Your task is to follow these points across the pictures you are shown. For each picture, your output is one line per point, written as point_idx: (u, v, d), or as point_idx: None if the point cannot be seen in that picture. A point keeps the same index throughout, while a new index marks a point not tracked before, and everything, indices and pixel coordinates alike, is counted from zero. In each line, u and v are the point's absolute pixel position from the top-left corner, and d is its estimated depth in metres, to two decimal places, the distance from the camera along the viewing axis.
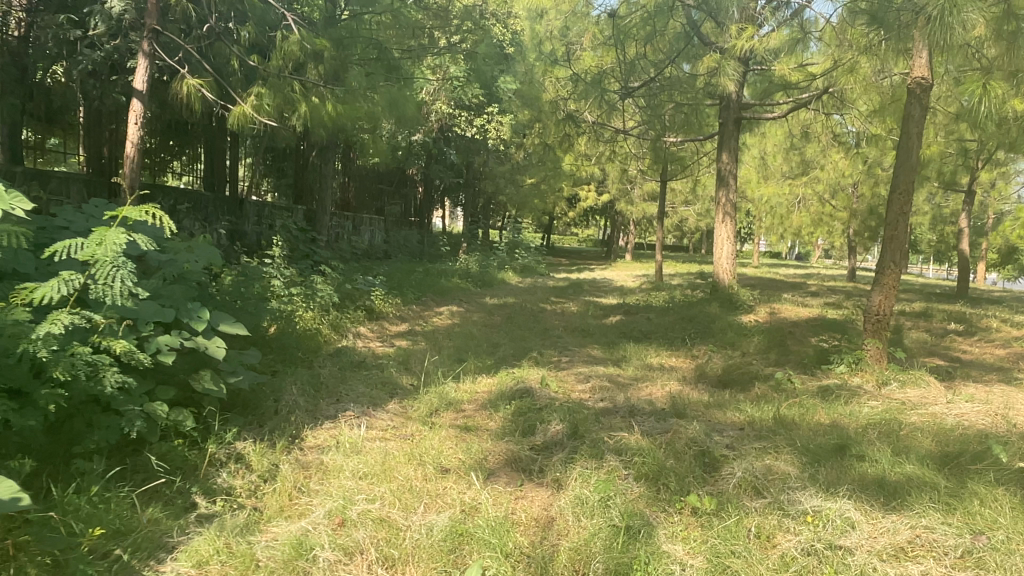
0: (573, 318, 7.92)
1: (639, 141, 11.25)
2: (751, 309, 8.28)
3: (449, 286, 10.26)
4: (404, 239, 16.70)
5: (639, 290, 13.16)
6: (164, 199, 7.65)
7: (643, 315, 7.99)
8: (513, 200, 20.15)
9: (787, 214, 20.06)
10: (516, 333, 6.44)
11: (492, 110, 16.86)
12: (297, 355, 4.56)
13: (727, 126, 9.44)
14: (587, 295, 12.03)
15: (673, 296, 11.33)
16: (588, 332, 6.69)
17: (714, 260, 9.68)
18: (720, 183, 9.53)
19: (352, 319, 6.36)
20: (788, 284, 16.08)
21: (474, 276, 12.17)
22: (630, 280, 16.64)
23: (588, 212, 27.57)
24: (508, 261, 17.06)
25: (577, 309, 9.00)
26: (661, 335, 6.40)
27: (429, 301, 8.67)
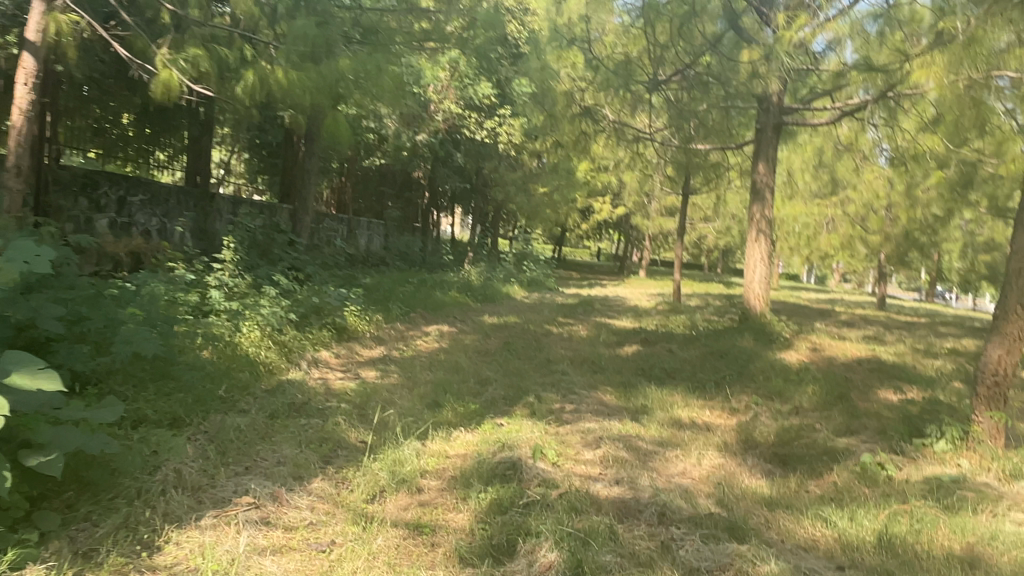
0: (582, 346, 6.76)
1: (663, 148, 10.14)
2: (790, 344, 7.08)
3: (444, 301, 9.13)
4: (404, 246, 15.60)
5: (656, 313, 11.96)
6: (111, 189, 6.56)
7: (664, 346, 6.81)
8: (523, 209, 19.05)
9: (814, 236, 18.83)
10: (513, 366, 5.30)
11: (504, 112, 15.78)
12: (214, 395, 3.47)
13: (766, 132, 8.25)
14: (599, 316, 10.88)
15: (694, 321, 10.16)
16: (599, 368, 5.53)
17: (744, 284, 8.45)
18: (755, 196, 8.33)
19: (313, 341, 5.25)
20: (816, 310, 14.88)
21: (475, 289, 11.05)
22: (645, 300, 15.48)
23: (602, 226, 26.45)
24: (515, 273, 15.93)
25: (586, 334, 7.84)
26: (688, 376, 5.21)
27: (418, 319, 7.54)
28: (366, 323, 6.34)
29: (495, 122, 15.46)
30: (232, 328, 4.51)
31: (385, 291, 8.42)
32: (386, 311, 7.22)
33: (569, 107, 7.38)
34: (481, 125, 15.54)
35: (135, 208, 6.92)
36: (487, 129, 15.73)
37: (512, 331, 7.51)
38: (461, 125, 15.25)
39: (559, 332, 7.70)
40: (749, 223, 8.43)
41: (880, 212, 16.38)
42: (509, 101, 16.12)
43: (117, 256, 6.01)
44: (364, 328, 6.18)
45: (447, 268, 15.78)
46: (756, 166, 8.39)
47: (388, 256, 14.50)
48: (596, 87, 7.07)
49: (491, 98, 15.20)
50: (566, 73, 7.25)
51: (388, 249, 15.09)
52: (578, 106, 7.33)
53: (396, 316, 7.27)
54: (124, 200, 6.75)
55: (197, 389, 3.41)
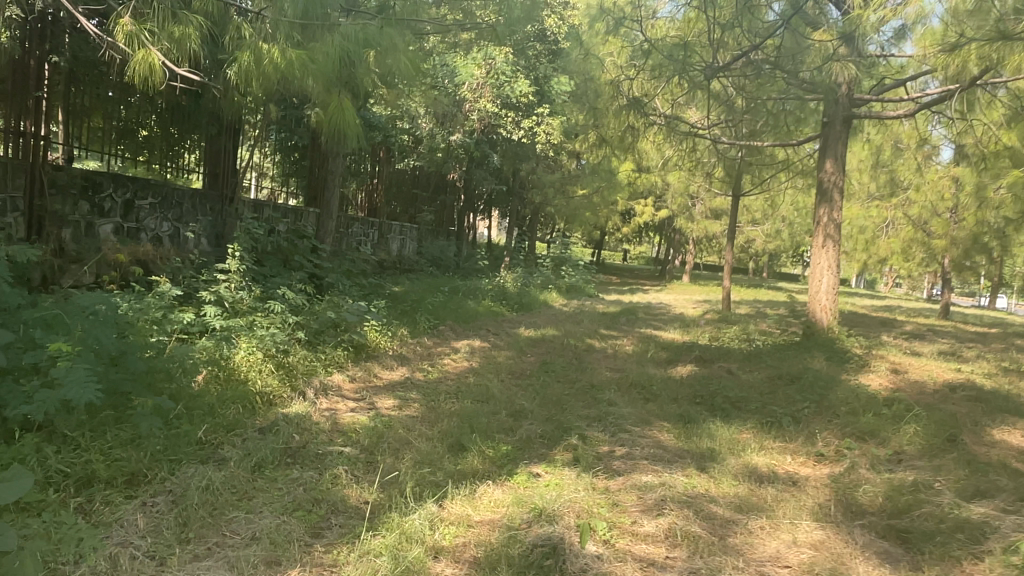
0: (629, 366, 6.02)
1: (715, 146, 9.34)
2: (867, 365, 6.24)
3: (477, 312, 8.47)
4: (438, 250, 15.03)
5: (705, 323, 11.11)
6: (116, 192, 6.07)
7: (722, 366, 6.02)
8: (562, 212, 18.33)
9: (872, 239, 17.70)
10: (552, 393, 4.60)
11: (543, 111, 15.08)
12: (189, 440, 2.85)
13: (834, 126, 7.37)
14: (643, 327, 10.09)
15: (749, 335, 9.32)
16: (651, 396, 4.78)
17: (808, 293, 7.56)
18: (820, 197, 7.44)
19: (325, 363, 4.63)
20: (878, 320, 13.84)
21: (510, 297, 10.37)
22: (690, 308, 14.65)
23: (643, 229, 25.60)
24: (553, 279, 15.23)
25: (633, 349, 7.09)
26: (758, 409, 4.43)
27: (448, 331, 6.90)
28: (388, 339, 5.72)
29: (533, 121, 14.79)
30: (228, 350, 3.91)
31: (413, 300, 7.82)
32: (412, 324, 6.59)
33: (616, 99, 6.65)
34: (518, 124, 14.88)
35: (144, 212, 6.42)
36: (524, 129, 15.04)
37: (550, 346, 6.80)
38: (498, 124, 14.61)
39: (602, 348, 6.97)
40: (815, 228, 7.51)
41: (946, 215, 15.22)
42: (547, 99, 15.42)
43: (119, 265, 5.50)
44: (385, 345, 5.54)
45: (482, 273, 15.16)
46: (821, 164, 7.54)
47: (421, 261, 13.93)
48: (646, 75, 6.34)
49: (528, 96, 14.53)
50: (614, 60, 6.53)
51: (421, 253, 14.50)
52: (626, 97, 6.59)
53: (424, 330, 6.64)
54: (131, 204, 6.26)
55: (168, 433, 2.80)
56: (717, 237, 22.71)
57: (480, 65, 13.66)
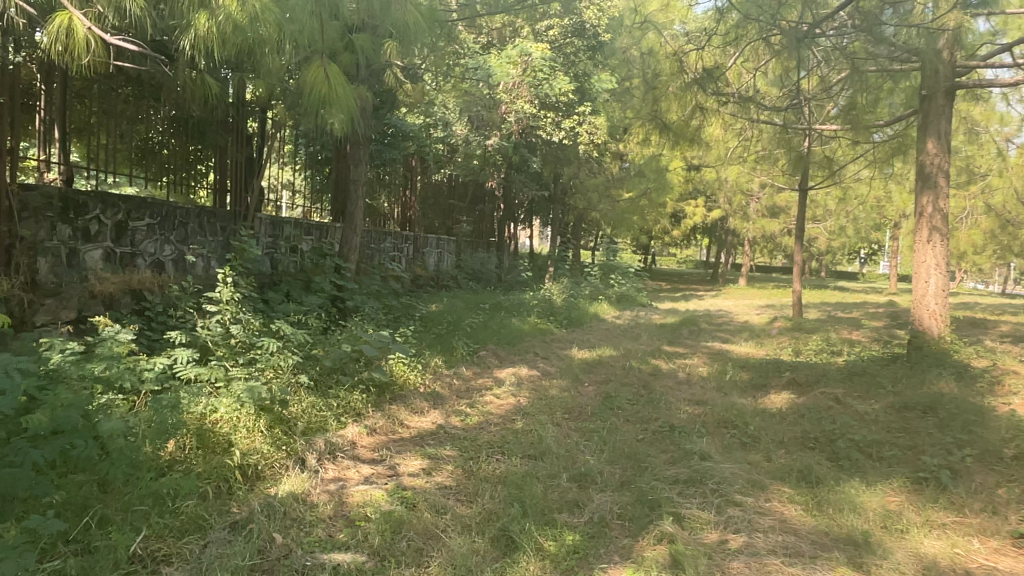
0: (709, 395, 4.98)
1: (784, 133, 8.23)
2: (1005, 384, 5.04)
3: (523, 331, 7.50)
4: (478, 263, 14.15)
5: (777, 333, 9.94)
6: (107, 214, 5.35)
7: (826, 394, 4.89)
8: (608, 217, 17.29)
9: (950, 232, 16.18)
10: (622, 443, 3.59)
11: (584, 109, 14.11)
12: (113, 558, 2.01)
13: (935, 99, 6.14)
14: (709, 340, 8.98)
15: (834, 347, 8.15)
16: (751, 441, 3.74)
17: (912, 297, 6.38)
18: (922, 184, 6.23)
19: (337, 411, 3.74)
20: (969, 320, 12.41)
21: (558, 311, 9.39)
22: (754, 314, 13.45)
23: (693, 231, 24.38)
24: (602, 289, 14.20)
25: (707, 372, 6.02)
26: (898, 461, 3.34)
27: (491, 358, 5.93)
28: (419, 373, 4.81)
29: (574, 121, 13.84)
30: (205, 408, 3.09)
31: (450, 321, 6.89)
32: (447, 352, 5.66)
33: (678, 76, 5.75)
34: (558, 126, 13.95)
35: (141, 235, 5.69)
36: (565, 130, 14.07)
37: (610, 372, 5.78)
38: (537, 127, 13.70)
39: (671, 371, 5.94)
40: (918, 220, 6.31)
41: None
42: (588, 98, 14.47)
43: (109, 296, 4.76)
44: (414, 381, 4.64)
45: (526, 286, 14.23)
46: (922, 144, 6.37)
47: (460, 276, 13.06)
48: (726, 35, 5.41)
49: (568, 95, 13.60)
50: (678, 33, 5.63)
51: (460, 267, 13.59)
52: (691, 72, 5.69)
53: (462, 358, 5.70)
54: (124, 226, 5.52)
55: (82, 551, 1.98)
56: (774, 237, 21.33)
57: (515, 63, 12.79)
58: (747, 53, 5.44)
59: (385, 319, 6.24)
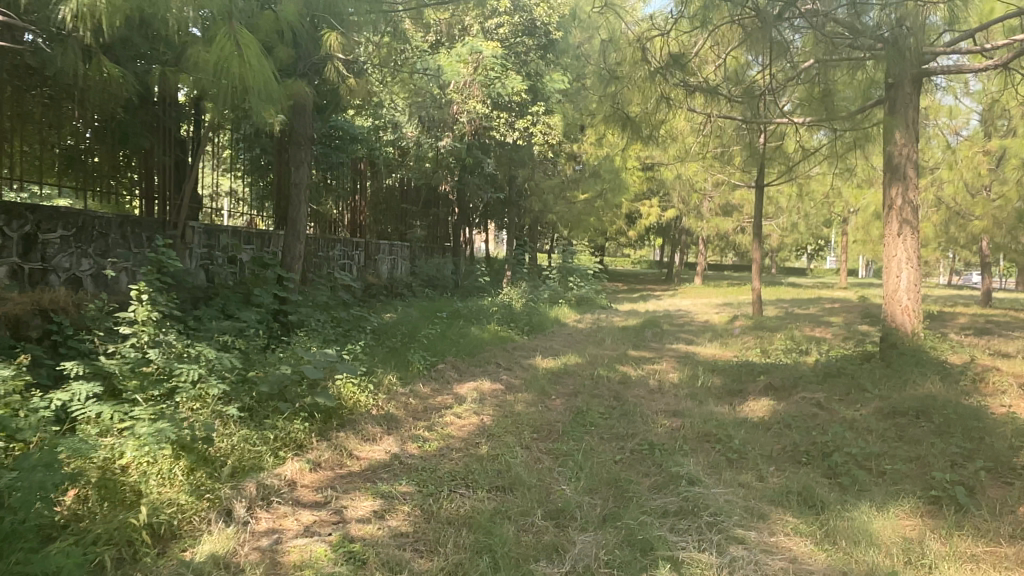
0: (685, 404, 4.65)
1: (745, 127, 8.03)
2: (988, 381, 4.84)
3: (482, 341, 7.09)
4: (433, 269, 13.69)
5: (740, 332, 9.76)
6: (11, 226, 4.76)
7: (807, 398, 4.61)
8: (564, 218, 17.00)
9: None
10: (601, 467, 3.22)
11: (537, 109, 13.81)
12: None
13: (902, 87, 5.96)
14: (675, 343, 8.71)
15: (802, 346, 7.95)
16: (739, 457, 3.42)
17: (883, 293, 6.19)
18: (891, 176, 6.05)
19: (274, 445, 3.29)
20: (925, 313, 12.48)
21: (518, 318, 9.01)
22: (714, 313, 13.31)
23: (648, 231, 24.32)
24: (560, 292, 13.89)
25: (679, 378, 5.71)
26: (903, 476, 3.04)
27: (449, 372, 5.50)
28: (370, 394, 4.35)
29: (527, 121, 13.52)
30: (109, 454, 2.63)
31: (404, 332, 6.44)
32: (402, 367, 5.20)
33: (642, 64, 5.57)
34: (512, 126, 13.61)
35: (54, 248, 5.11)
36: (518, 130, 13.72)
37: (578, 382, 5.42)
38: (490, 127, 13.34)
39: (641, 379, 5.61)
40: (887, 213, 6.13)
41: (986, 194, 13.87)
42: (541, 98, 14.18)
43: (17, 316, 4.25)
44: (365, 403, 4.18)
45: (483, 291, 13.82)
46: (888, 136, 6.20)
47: (415, 283, 12.58)
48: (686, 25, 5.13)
49: (521, 94, 13.28)
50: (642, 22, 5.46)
51: (414, 274, 13.10)
52: (655, 61, 5.50)
53: (419, 374, 5.26)
54: (33, 238, 4.93)
55: None
56: (729, 235, 21.39)
57: (465, 62, 12.40)
58: (718, 33, 5.31)
59: (332, 333, 5.75)
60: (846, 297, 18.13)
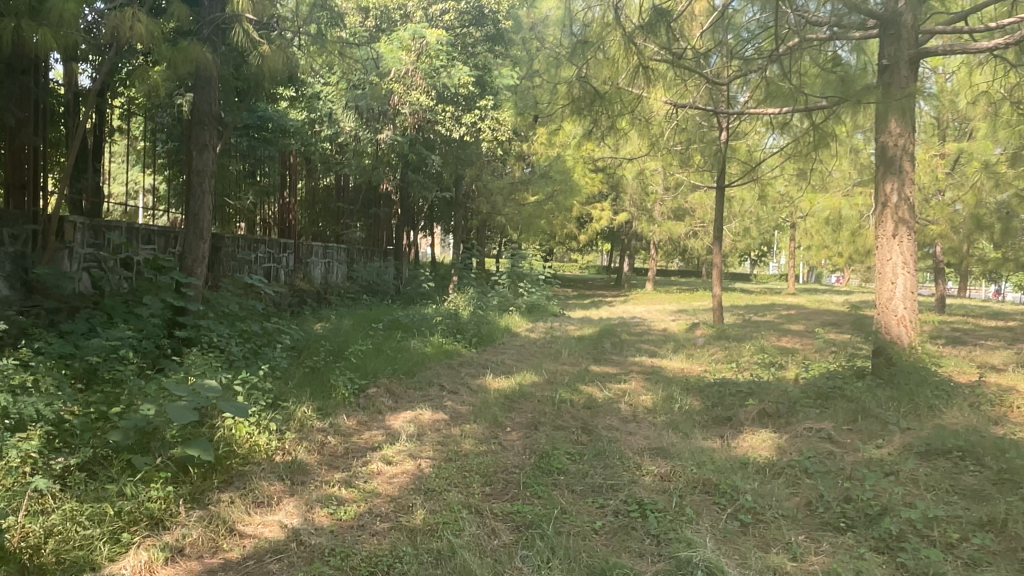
0: (670, 437, 3.83)
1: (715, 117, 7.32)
2: (1012, 406, 4.18)
3: (425, 356, 6.15)
4: (374, 273, 12.66)
5: (703, 342, 9.08)
6: None
7: (816, 430, 3.84)
8: (513, 221, 16.19)
9: (855, 231, 16.16)
10: (582, 546, 2.35)
11: (485, 104, 12.96)
12: None
13: (897, 71, 5.34)
14: (637, 355, 7.92)
15: (777, 359, 7.25)
16: (758, 523, 2.60)
17: (876, 301, 5.52)
18: (885, 170, 5.38)
19: (112, 526, 2.30)
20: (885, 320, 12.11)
21: (465, 328, 8.08)
22: (671, 321, 12.69)
23: (598, 236, 23.75)
24: (511, 298, 13.06)
25: (654, 402, 4.88)
26: (988, 555, 2.27)
27: (383, 398, 4.53)
28: (272, 436, 3.36)
29: (475, 116, 12.67)
30: None
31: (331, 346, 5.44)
32: (322, 396, 4.20)
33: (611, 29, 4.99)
34: (458, 121, 12.72)
35: None
36: (466, 125, 12.84)
37: (538, 409, 4.53)
38: (434, 121, 12.45)
39: (612, 404, 4.76)
40: (880, 212, 5.47)
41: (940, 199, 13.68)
42: (489, 91, 13.33)
43: None
44: (264, 450, 3.21)
45: (429, 298, 12.86)
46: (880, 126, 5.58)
47: (352, 289, 11.53)
48: None
49: (468, 86, 12.41)
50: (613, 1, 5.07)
51: (353, 278, 12.02)
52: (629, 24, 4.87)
53: (346, 403, 4.29)
54: None
55: None
56: (681, 240, 20.92)
57: (407, 48, 11.48)
58: None
59: (240, 352, 4.71)
60: (799, 304, 17.82)
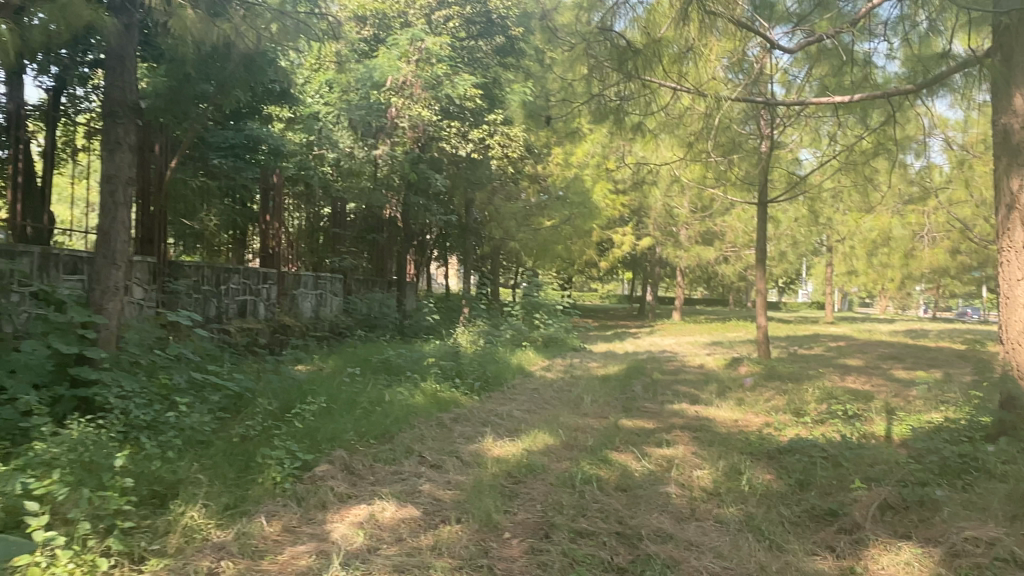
0: (758, 558, 2.47)
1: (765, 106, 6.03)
2: None
3: (410, 412, 4.83)
4: (375, 305, 11.37)
5: (751, 382, 7.69)
6: None
7: (984, 542, 2.48)
8: (529, 247, 14.95)
9: (906, 255, 14.68)
10: None
11: (494, 118, 11.88)
12: None
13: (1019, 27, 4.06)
14: (675, 401, 6.55)
15: (853, 407, 5.84)
16: None
17: (1002, 336, 4.13)
18: (1009, 159, 4.06)
19: None
20: (955, 355, 10.61)
21: (468, 369, 6.78)
22: (707, 356, 11.27)
23: (622, 263, 22.44)
24: (526, 331, 11.75)
25: (715, 481, 3.51)
26: None
27: (333, 484, 3.20)
28: None
29: (483, 131, 11.70)
30: None
31: (281, 404, 4.13)
32: (233, 495, 2.86)
33: None
34: (465, 137, 11.75)
35: None
36: (474, 141, 11.71)
37: (553, 496, 3.19)
38: (438, 137, 11.49)
39: (657, 486, 3.41)
40: (1004, 215, 4.11)
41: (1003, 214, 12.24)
42: (500, 105, 12.28)
43: None
44: None
45: (435, 334, 11.54)
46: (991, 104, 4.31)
47: (349, 323, 10.25)
48: None
49: (476, 99, 11.43)
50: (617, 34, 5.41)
51: (350, 312, 10.75)
52: None
53: (272, 499, 2.95)
54: None
55: None
56: (709, 266, 19.55)
57: (406, 55, 10.55)
58: None
59: (141, 418, 3.42)
60: (843, 333, 16.32)
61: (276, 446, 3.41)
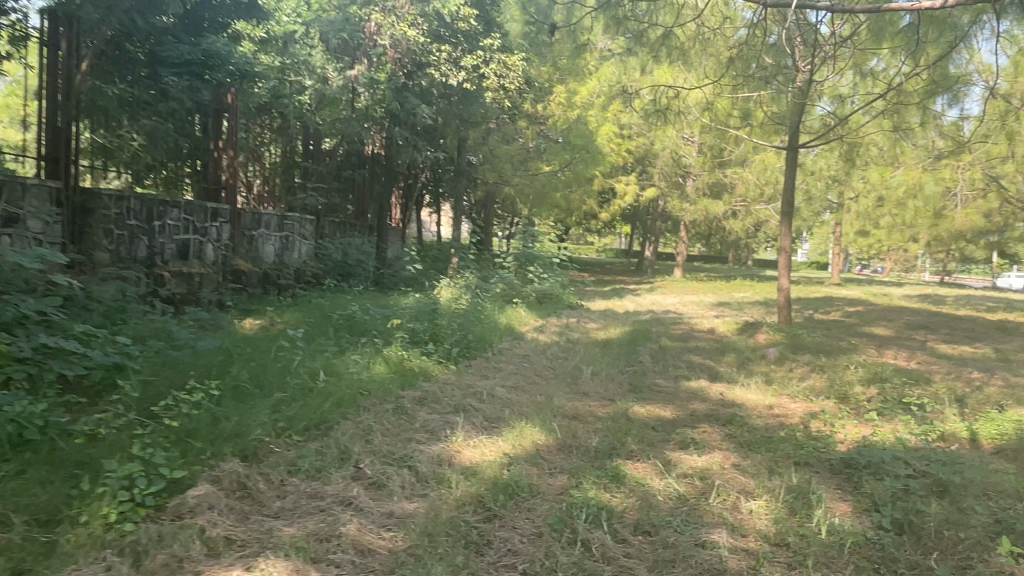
0: None
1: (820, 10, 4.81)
2: None
3: (358, 392, 3.70)
4: (352, 252, 10.17)
5: (775, 354, 6.62)
6: None
7: None
8: (525, 193, 13.72)
9: (933, 215, 13.53)
10: None
11: (491, 43, 10.63)
12: None
13: None
14: (693, 377, 5.48)
15: (914, 395, 4.74)
16: None
17: None
18: None
19: None
20: (990, 327, 9.57)
21: (447, 331, 5.67)
22: (717, 319, 10.19)
23: (623, 215, 21.22)
24: (518, 285, 10.63)
25: (778, 519, 2.42)
26: None
27: (206, 524, 2.08)
28: None
29: (478, 57, 10.46)
30: None
31: (172, 385, 3.01)
32: (21, 556, 1.78)
33: None
34: (456, 64, 10.49)
35: None
36: (466, 69, 10.42)
37: (544, 549, 2.10)
38: (427, 64, 10.24)
39: (697, 529, 2.31)
40: None
41: None
42: (497, 31, 11.05)
43: None
44: None
45: (417, 288, 10.38)
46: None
47: (318, 271, 9.07)
48: None
49: (470, 19, 10.29)
50: None
51: (321, 257, 9.56)
52: None
53: (92, 555, 1.86)
54: None
55: None
56: (716, 221, 18.40)
57: None
58: None
59: None
60: (857, 297, 15.26)
61: (133, 456, 2.31)
